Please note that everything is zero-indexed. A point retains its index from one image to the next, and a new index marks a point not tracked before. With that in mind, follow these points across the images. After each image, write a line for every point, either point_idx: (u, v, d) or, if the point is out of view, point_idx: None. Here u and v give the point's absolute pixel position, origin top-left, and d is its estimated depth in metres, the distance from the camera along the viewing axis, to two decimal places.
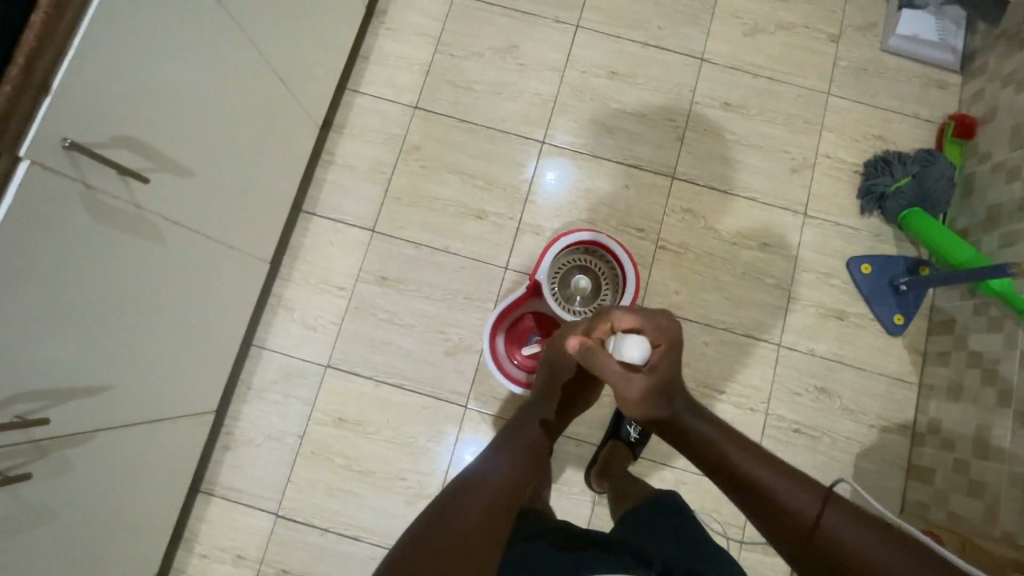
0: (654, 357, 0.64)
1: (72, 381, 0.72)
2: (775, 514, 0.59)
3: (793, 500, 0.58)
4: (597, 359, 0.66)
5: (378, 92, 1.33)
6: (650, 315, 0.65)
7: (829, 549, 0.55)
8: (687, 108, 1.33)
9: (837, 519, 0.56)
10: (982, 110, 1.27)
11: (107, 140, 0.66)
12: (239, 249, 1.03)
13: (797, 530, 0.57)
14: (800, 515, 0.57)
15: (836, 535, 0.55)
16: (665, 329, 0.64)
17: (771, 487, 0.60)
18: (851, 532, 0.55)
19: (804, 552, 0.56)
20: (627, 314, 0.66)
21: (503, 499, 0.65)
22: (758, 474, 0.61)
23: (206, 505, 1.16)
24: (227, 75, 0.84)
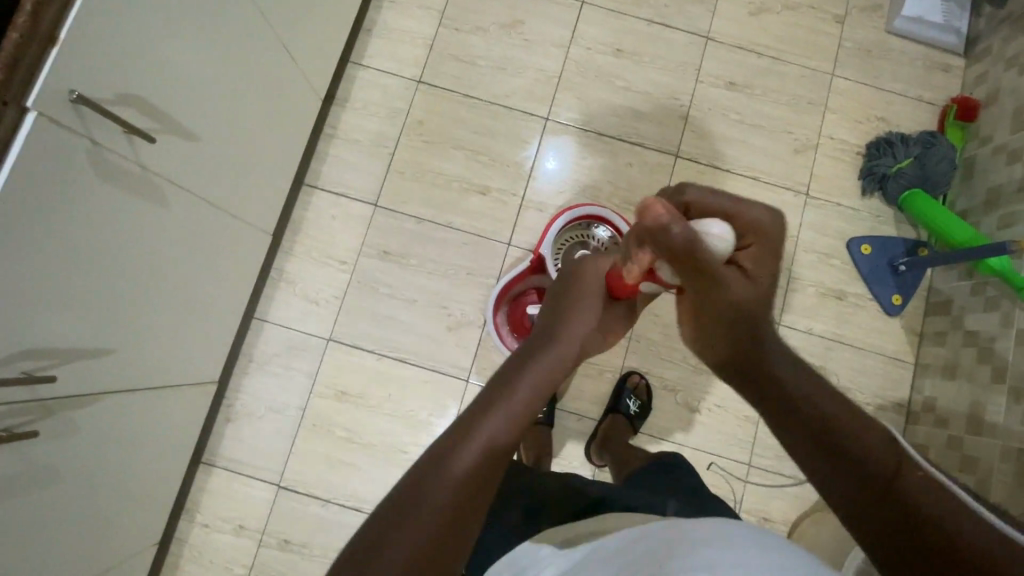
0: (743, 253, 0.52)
1: (78, 342, 0.72)
2: (824, 445, 0.44)
3: (851, 433, 0.44)
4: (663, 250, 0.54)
5: (381, 66, 1.32)
6: (742, 201, 0.52)
7: (887, 497, 0.41)
8: (692, 87, 1.33)
9: (908, 468, 0.41)
10: (984, 93, 1.27)
11: (114, 97, 0.65)
12: (240, 218, 1.02)
13: (849, 467, 0.43)
14: (856, 452, 0.43)
15: (900, 483, 0.41)
16: (756, 220, 0.52)
17: (824, 413, 0.45)
18: (920, 485, 0.40)
19: (854, 496, 0.42)
20: (705, 195, 0.53)
21: (483, 478, 0.49)
22: (808, 396, 0.46)
23: (208, 475, 1.16)
24: (233, 38, 0.82)
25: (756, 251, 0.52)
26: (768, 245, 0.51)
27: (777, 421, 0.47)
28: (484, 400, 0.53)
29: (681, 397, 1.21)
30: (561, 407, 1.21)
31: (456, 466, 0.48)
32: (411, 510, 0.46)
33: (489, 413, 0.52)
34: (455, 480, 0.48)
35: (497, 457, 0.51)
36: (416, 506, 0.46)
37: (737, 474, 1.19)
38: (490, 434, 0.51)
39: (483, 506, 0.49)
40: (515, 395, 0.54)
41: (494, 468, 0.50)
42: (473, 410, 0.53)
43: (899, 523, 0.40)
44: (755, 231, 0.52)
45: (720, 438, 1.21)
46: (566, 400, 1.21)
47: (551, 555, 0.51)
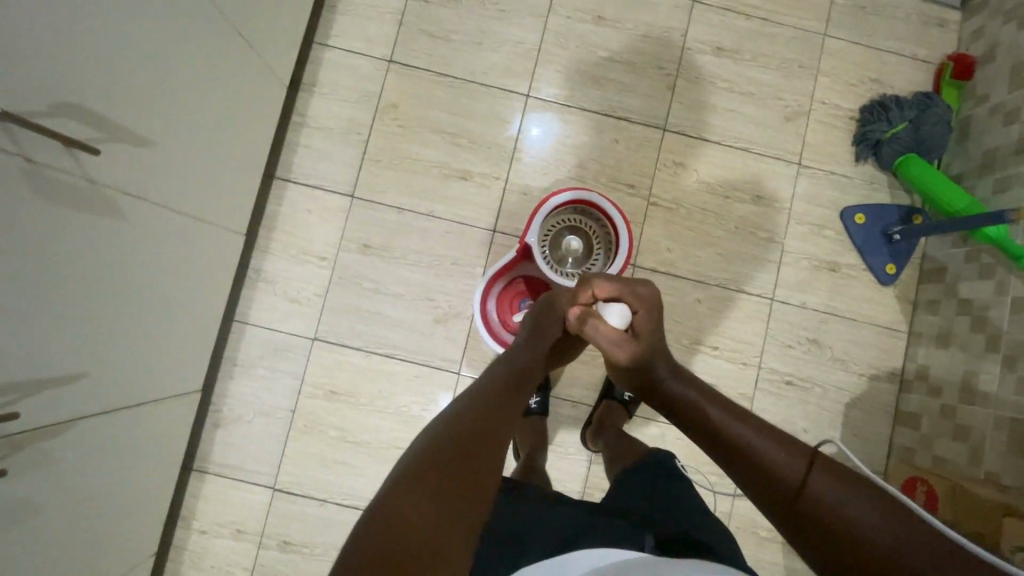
0: (636, 320, 0.70)
1: (43, 371, 0.68)
2: (760, 479, 0.52)
3: (779, 464, 0.52)
4: (587, 327, 0.72)
5: (349, 45, 1.23)
6: (628, 283, 0.70)
7: (819, 520, 0.48)
8: (679, 54, 1.26)
9: (831, 487, 0.49)
10: (981, 48, 1.22)
11: (47, 108, 0.59)
12: (206, 219, 0.97)
13: (784, 496, 0.50)
14: (788, 484, 0.51)
15: (829, 502, 0.48)
16: (643, 296, 0.70)
17: (752, 444, 0.54)
18: (842, 496, 0.48)
19: (795, 525, 0.49)
20: (606, 284, 0.71)
21: (485, 454, 0.56)
22: (738, 435, 0.55)
23: (201, 482, 1.15)
24: (179, 30, 0.76)
25: (644, 316, 0.70)
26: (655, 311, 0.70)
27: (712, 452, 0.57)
28: (477, 398, 0.63)
29: None
30: (554, 394, 1.20)
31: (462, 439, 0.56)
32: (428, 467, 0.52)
33: (482, 407, 0.61)
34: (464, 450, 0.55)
35: (496, 439, 0.58)
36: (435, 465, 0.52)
37: None
38: (487, 419, 0.59)
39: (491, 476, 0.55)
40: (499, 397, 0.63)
41: (494, 446, 0.57)
42: (470, 403, 0.61)
43: (834, 536, 0.47)
44: (642, 303, 0.70)
45: None
46: (560, 387, 1.20)
47: None
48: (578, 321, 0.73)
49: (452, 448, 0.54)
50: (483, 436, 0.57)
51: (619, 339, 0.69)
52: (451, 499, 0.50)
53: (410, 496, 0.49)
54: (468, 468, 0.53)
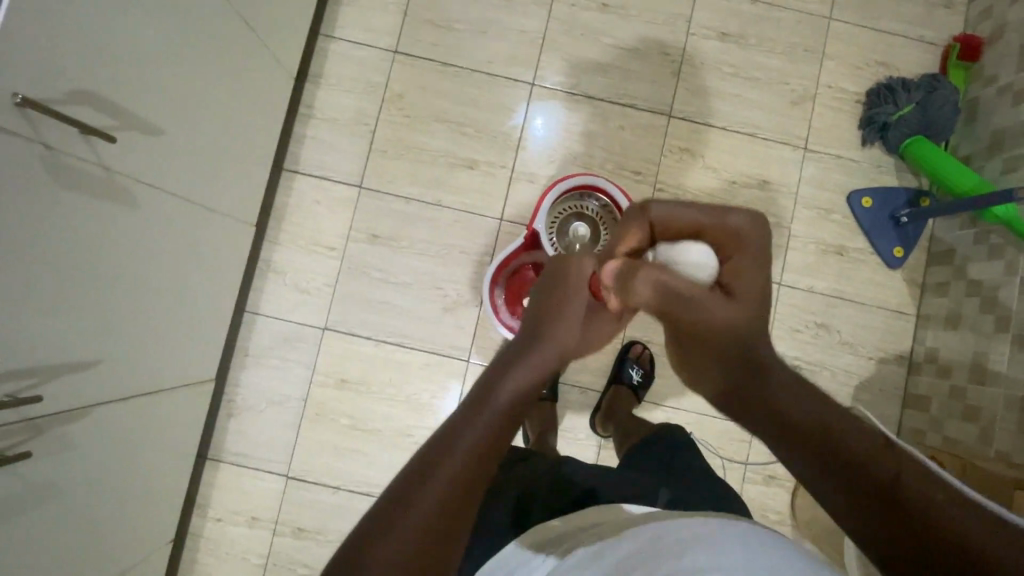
0: (727, 268, 0.49)
1: (64, 357, 0.70)
2: (819, 458, 0.38)
3: (848, 442, 0.38)
4: (643, 279, 0.49)
5: (354, 37, 1.24)
6: (716, 210, 0.50)
7: (902, 524, 0.35)
8: (683, 40, 1.26)
9: (928, 490, 0.35)
10: (989, 29, 1.21)
11: (64, 96, 0.60)
12: (217, 209, 0.98)
13: (861, 486, 0.36)
14: (868, 471, 0.37)
15: (911, 495, 0.35)
16: (732, 226, 0.49)
17: (822, 420, 0.39)
18: (931, 494, 0.35)
19: (857, 516, 0.37)
20: (666, 210, 0.53)
21: (480, 473, 0.43)
22: (795, 400, 0.40)
23: (215, 470, 1.16)
24: (190, 20, 0.76)
25: (738, 261, 0.48)
26: (751, 252, 0.48)
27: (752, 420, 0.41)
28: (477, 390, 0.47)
29: None
30: (563, 380, 1.20)
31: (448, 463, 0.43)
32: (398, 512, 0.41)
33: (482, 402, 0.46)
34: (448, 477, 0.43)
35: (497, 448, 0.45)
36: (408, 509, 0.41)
37: (742, 434, 1.20)
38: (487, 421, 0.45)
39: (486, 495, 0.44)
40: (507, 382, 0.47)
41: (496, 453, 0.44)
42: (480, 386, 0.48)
43: (911, 536, 0.35)
44: (730, 240, 0.49)
45: None
46: (568, 374, 1.20)
47: (538, 554, 0.52)
48: (630, 271, 0.50)
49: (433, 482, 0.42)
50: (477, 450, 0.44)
51: (687, 293, 0.47)
52: (431, 547, 0.41)
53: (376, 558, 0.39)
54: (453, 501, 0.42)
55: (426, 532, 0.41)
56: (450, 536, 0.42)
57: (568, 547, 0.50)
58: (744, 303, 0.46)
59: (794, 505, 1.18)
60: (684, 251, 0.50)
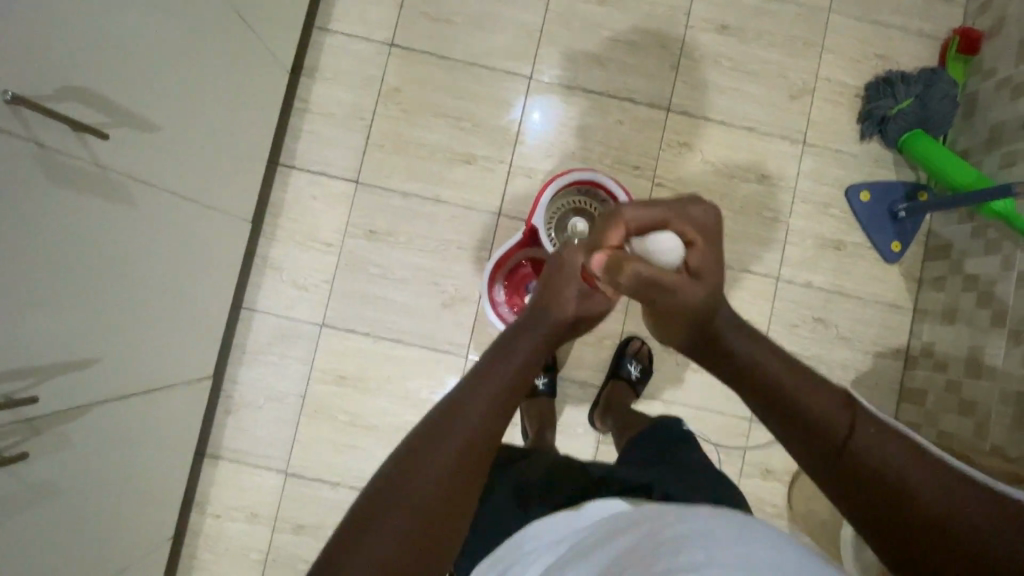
0: (697, 252, 0.54)
1: (59, 357, 0.69)
2: (798, 429, 0.48)
3: (823, 414, 0.47)
4: (630, 270, 0.53)
5: (350, 30, 1.22)
6: (676, 204, 0.54)
7: (858, 475, 0.44)
8: (682, 33, 1.25)
9: (879, 444, 0.45)
10: (989, 22, 1.21)
11: (55, 92, 0.59)
12: (213, 206, 0.97)
13: (823, 445, 0.47)
14: (837, 440, 0.46)
15: (878, 461, 0.44)
16: (696, 219, 0.54)
17: (797, 396, 0.49)
18: (895, 456, 0.44)
19: (833, 476, 0.46)
20: (641, 212, 0.54)
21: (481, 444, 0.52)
22: (777, 378, 0.50)
23: (213, 467, 1.16)
24: (183, 15, 0.75)
25: (704, 247, 0.54)
26: (712, 240, 0.54)
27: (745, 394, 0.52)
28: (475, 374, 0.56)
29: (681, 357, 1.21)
30: (561, 375, 1.20)
31: (451, 435, 0.51)
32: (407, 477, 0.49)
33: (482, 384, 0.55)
34: (451, 448, 0.51)
35: (496, 423, 0.53)
36: (415, 473, 0.49)
37: (739, 429, 1.21)
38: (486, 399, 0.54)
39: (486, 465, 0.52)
40: (501, 370, 0.56)
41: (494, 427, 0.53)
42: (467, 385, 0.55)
43: (878, 495, 0.43)
44: (697, 227, 0.54)
45: (721, 395, 1.21)
46: (567, 369, 1.21)
47: (537, 547, 0.52)
48: (614, 266, 0.55)
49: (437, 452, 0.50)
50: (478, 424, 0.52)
51: (669, 286, 0.53)
52: (436, 507, 0.49)
53: (389, 513, 0.48)
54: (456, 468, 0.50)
55: (434, 493, 0.49)
56: (454, 498, 0.50)
57: (570, 538, 0.51)
58: (708, 283, 0.54)
59: (790, 498, 1.19)
60: (656, 243, 0.53)
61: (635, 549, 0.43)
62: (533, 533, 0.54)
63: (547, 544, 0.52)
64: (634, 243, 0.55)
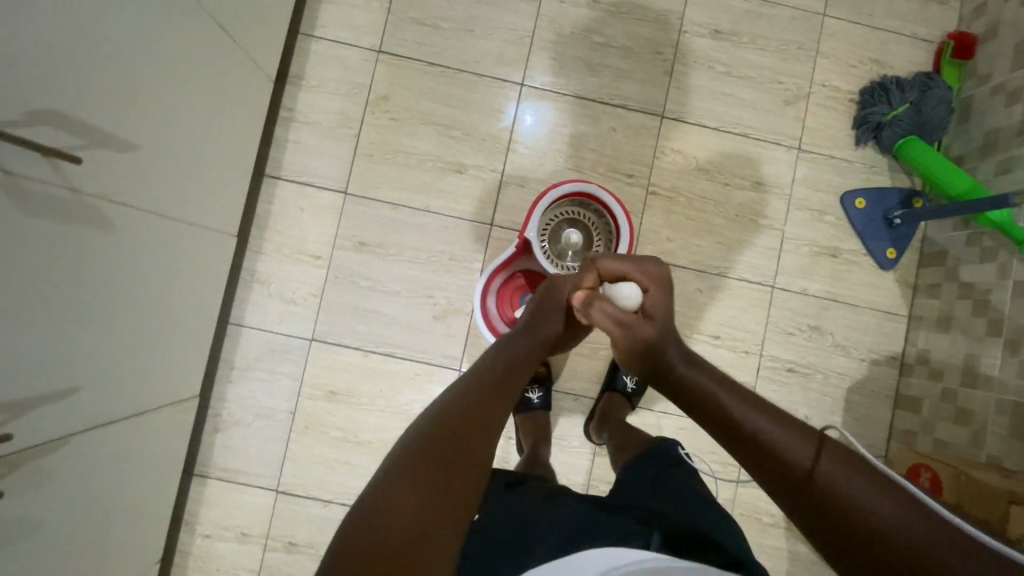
0: (650, 298, 0.66)
1: (34, 390, 0.66)
2: (763, 459, 0.51)
3: (783, 445, 0.50)
4: (593, 307, 0.68)
5: (335, 36, 1.19)
6: (637, 260, 0.68)
7: (824, 503, 0.47)
8: (675, 38, 1.23)
9: (841, 471, 0.47)
10: (983, 26, 1.19)
11: (23, 117, 0.56)
12: (195, 222, 0.94)
13: (790, 477, 0.49)
14: (801, 470, 0.49)
15: (842, 489, 0.47)
16: (652, 272, 0.67)
17: (757, 427, 0.52)
18: (857, 485, 0.46)
19: (800, 506, 0.48)
20: (611, 263, 0.69)
21: (464, 443, 0.56)
22: (737, 411, 0.54)
23: (202, 486, 1.14)
24: (158, 29, 0.72)
25: (658, 294, 0.66)
26: (666, 291, 0.66)
27: (708, 426, 0.55)
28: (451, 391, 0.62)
29: None
30: (556, 387, 1.19)
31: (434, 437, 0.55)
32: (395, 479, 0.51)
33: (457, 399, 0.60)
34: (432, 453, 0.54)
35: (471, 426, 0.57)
36: (403, 474, 0.51)
37: None
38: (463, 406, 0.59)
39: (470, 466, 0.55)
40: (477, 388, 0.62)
41: (475, 429, 0.57)
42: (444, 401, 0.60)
43: (846, 523, 0.45)
44: (653, 280, 0.66)
45: None
46: (561, 381, 1.19)
47: None
48: (585, 303, 0.69)
49: (422, 452, 0.53)
50: (458, 428, 0.56)
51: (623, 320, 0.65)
52: (425, 501, 0.50)
53: (381, 513, 0.48)
54: (443, 466, 0.53)
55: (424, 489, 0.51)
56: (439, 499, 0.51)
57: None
58: (657, 323, 0.64)
59: None
60: (618, 289, 0.67)
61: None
62: None
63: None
64: (607, 288, 0.69)
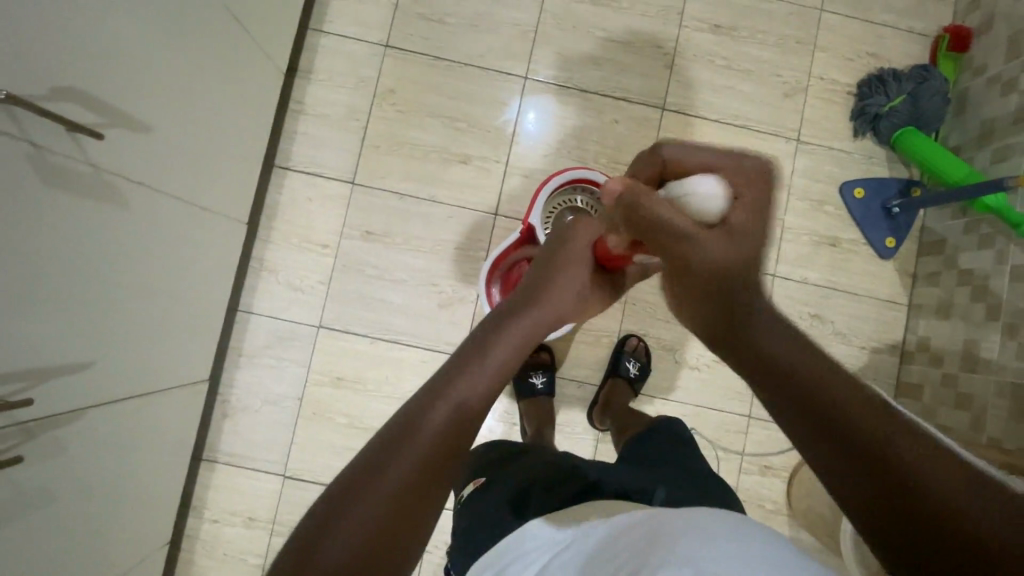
0: (735, 210, 0.47)
1: (53, 360, 0.68)
2: (813, 418, 0.40)
3: (845, 405, 0.39)
4: (647, 208, 0.49)
5: (343, 31, 1.22)
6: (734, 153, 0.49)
7: (883, 481, 0.37)
8: (676, 33, 1.26)
9: (923, 457, 0.36)
10: (978, 20, 1.22)
11: (49, 91, 0.59)
12: (208, 207, 0.96)
13: (853, 453, 0.38)
14: (857, 437, 0.38)
15: (904, 470, 0.36)
16: (748, 169, 0.49)
17: (810, 378, 0.41)
18: (928, 470, 0.36)
19: (849, 476, 0.38)
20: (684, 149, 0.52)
21: (457, 436, 0.50)
22: (786, 356, 0.42)
23: (210, 471, 1.15)
24: (176, 15, 0.75)
25: (750, 200, 0.48)
26: (762, 196, 0.48)
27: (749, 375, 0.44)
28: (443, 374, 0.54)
29: (679, 355, 1.22)
30: (559, 374, 1.21)
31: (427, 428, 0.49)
32: (377, 469, 0.47)
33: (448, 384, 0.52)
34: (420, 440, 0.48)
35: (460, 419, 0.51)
36: (388, 463, 0.47)
37: (738, 426, 1.21)
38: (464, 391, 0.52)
39: (462, 458, 0.51)
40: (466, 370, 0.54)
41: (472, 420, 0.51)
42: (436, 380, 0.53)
43: (900, 505, 0.36)
44: (748, 180, 0.48)
45: (718, 392, 1.21)
46: (565, 368, 1.21)
47: (535, 548, 0.51)
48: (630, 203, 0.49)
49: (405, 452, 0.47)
50: (450, 422, 0.50)
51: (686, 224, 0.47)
52: (407, 498, 0.46)
53: (364, 506, 0.45)
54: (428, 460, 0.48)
55: (408, 490, 0.47)
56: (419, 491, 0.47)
57: (567, 537, 0.51)
58: (738, 238, 0.46)
59: (789, 494, 1.19)
60: (694, 183, 0.48)
61: (641, 543, 0.42)
62: (530, 533, 0.53)
63: (544, 541, 0.52)
64: (670, 185, 0.50)
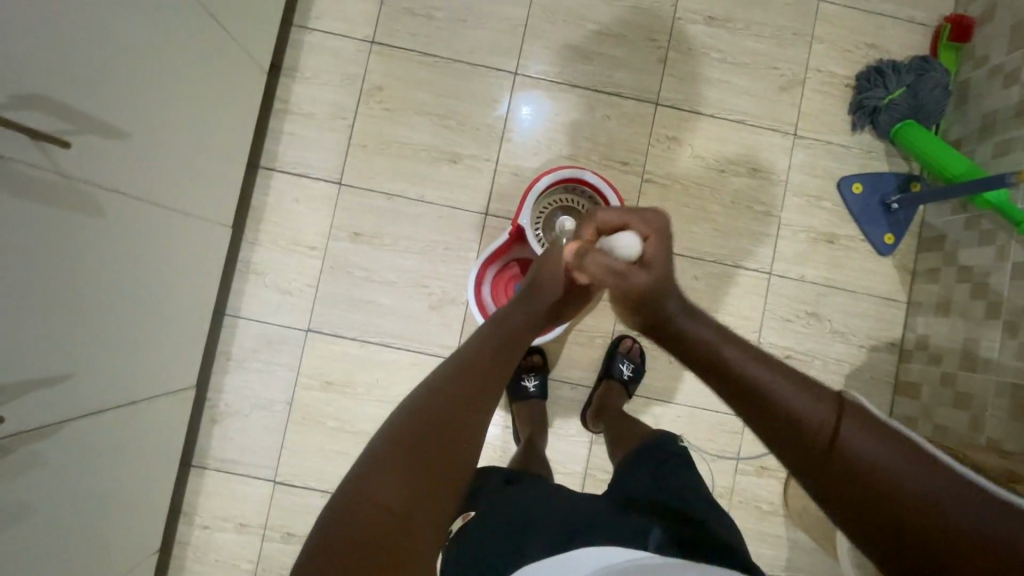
0: (648, 248, 0.61)
1: (28, 374, 0.66)
2: (779, 424, 0.46)
3: (803, 410, 0.45)
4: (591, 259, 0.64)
5: (329, 27, 1.20)
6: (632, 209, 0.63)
7: (852, 474, 0.41)
8: (670, 24, 1.22)
9: (864, 435, 0.42)
10: (979, 9, 1.19)
11: (10, 99, 0.56)
12: (188, 211, 0.94)
13: (810, 451, 0.44)
14: (813, 433, 0.44)
15: (867, 460, 0.41)
16: (649, 220, 0.62)
17: (773, 390, 0.47)
18: (894, 461, 0.41)
19: (816, 472, 0.43)
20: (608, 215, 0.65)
21: (458, 436, 0.50)
22: (759, 376, 0.48)
23: (200, 477, 1.14)
24: (148, 15, 0.72)
25: (656, 242, 0.61)
26: (665, 237, 0.62)
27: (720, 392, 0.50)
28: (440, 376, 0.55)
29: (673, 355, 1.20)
30: (552, 376, 1.19)
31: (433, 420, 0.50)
32: (378, 470, 0.47)
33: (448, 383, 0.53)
34: (420, 438, 0.49)
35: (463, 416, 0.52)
36: (389, 465, 0.47)
37: (734, 426, 1.20)
38: (449, 395, 0.52)
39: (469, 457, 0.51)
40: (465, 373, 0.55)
41: (472, 420, 0.52)
42: (431, 384, 0.54)
43: (870, 498, 0.40)
44: (651, 228, 0.62)
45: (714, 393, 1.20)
46: (559, 369, 1.19)
47: None
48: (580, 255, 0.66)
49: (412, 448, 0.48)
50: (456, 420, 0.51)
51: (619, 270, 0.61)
52: (415, 493, 0.46)
53: (368, 506, 0.44)
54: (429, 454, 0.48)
55: (413, 490, 0.46)
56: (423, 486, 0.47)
57: None
58: (655, 269, 0.60)
59: (786, 495, 1.18)
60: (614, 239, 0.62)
61: None
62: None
63: None
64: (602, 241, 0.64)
